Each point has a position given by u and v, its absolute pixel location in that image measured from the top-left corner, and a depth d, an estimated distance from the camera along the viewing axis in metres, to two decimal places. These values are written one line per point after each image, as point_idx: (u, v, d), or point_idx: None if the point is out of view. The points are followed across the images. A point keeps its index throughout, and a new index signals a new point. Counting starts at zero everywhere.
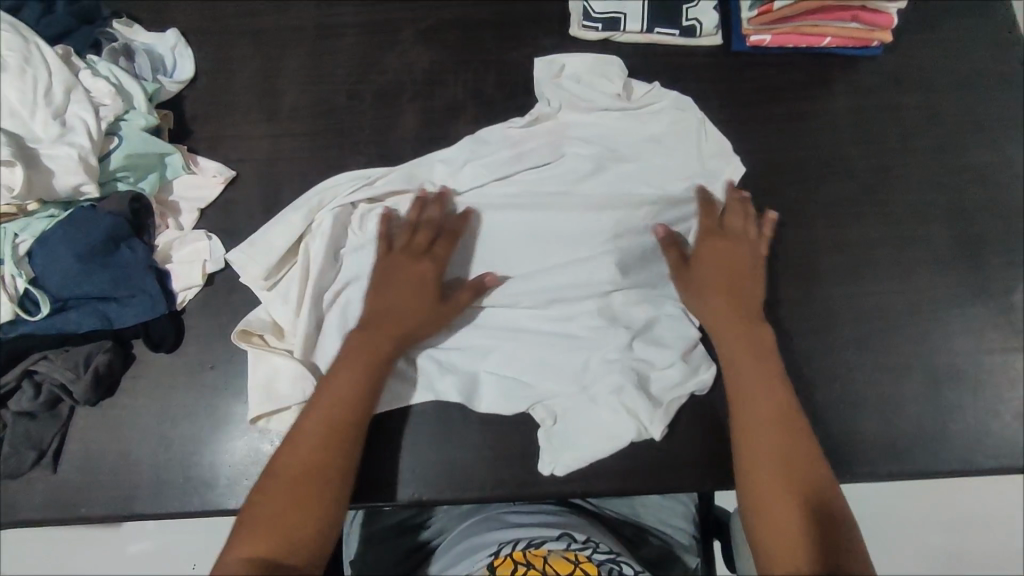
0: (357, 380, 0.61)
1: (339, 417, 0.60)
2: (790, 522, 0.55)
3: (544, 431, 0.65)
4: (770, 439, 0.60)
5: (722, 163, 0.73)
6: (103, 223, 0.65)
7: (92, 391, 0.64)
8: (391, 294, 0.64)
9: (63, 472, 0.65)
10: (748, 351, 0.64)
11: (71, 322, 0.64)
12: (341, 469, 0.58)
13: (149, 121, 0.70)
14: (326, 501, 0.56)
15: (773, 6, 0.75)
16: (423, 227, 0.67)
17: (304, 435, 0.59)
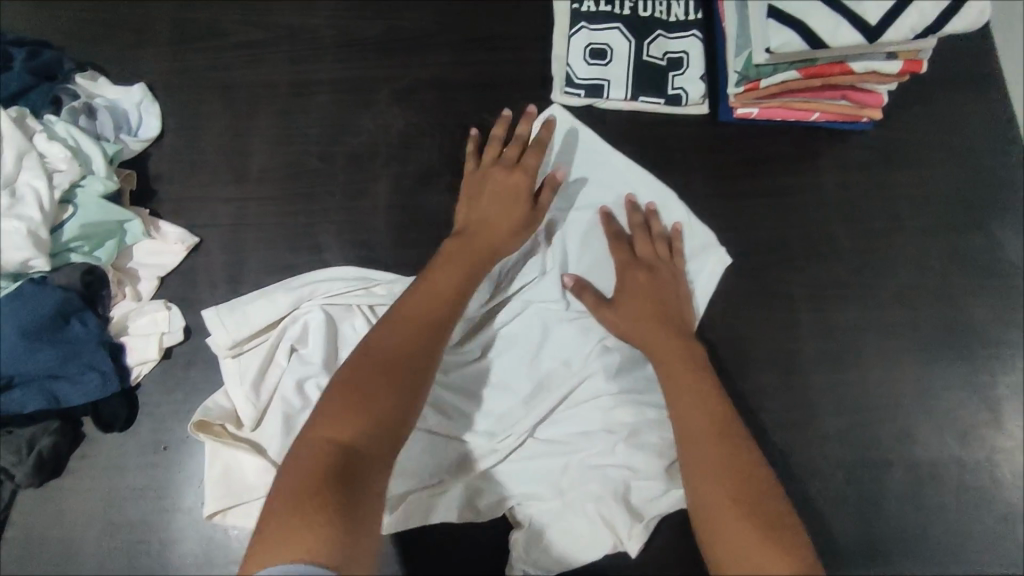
0: (455, 282, 0.62)
1: (429, 313, 0.59)
2: (742, 538, 0.50)
3: (519, 534, 0.63)
4: (700, 446, 0.57)
5: (709, 256, 0.72)
6: (53, 298, 0.61)
7: (36, 475, 0.61)
8: (488, 211, 0.67)
9: (2, 560, 0.62)
10: (678, 367, 0.63)
11: (15, 402, 0.61)
12: (419, 368, 0.55)
13: (107, 185, 0.67)
14: (409, 384, 0.53)
15: (758, 84, 0.70)
16: (511, 150, 0.71)
17: (383, 331, 0.57)
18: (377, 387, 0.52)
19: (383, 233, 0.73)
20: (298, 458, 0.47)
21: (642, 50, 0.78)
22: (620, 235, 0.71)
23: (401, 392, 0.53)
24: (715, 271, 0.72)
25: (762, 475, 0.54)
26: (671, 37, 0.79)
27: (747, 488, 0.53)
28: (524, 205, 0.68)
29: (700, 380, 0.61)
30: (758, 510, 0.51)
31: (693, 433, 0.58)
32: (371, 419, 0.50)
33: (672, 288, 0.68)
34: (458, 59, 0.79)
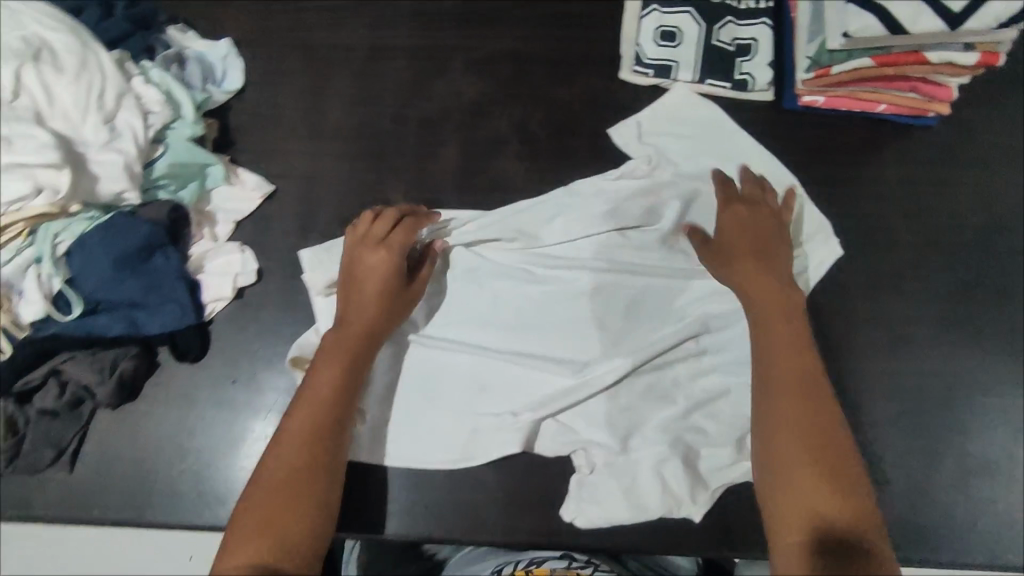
0: (337, 375, 0.62)
1: (321, 418, 0.60)
2: (807, 493, 0.54)
3: (578, 477, 0.66)
4: (783, 390, 0.59)
5: (812, 239, 0.74)
6: (142, 230, 0.65)
7: (115, 395, 0.65)
8: (355, 300, 0.66)
9: (79, 473, 0.66)
10: (770, 308, 0.64)
11: (100, 325, 0.65)
12: (327, 473, 0.58)
13: (195, 130, 0.70)
14: (322, 492, 0.57)
15: (829, 71, 0.72)
16: (382, 220, 0.68)
17: (284, 443, 0.59)
18: (291, 497, 0.56)
19: (451, 197, 0.76)
20: None
21: (712, 35, 0.79)
22: (727, 183, 0.72)
23: (312, 499, 0.56)
24: (814, 252, 0.73)
25: (838, 435, 0.57)
26: (741, 24, 0.79)
27: (820, 447, 0.56)
28: (397, 291, 0.67)
29: (798, 331, 0.62)
30: (830, 470, 0.54)
31: (780, 384, 0.59)
32: (289, 539, 0.54)
33: (777, 231, 0.69)
34: (530, 33, 0.82)
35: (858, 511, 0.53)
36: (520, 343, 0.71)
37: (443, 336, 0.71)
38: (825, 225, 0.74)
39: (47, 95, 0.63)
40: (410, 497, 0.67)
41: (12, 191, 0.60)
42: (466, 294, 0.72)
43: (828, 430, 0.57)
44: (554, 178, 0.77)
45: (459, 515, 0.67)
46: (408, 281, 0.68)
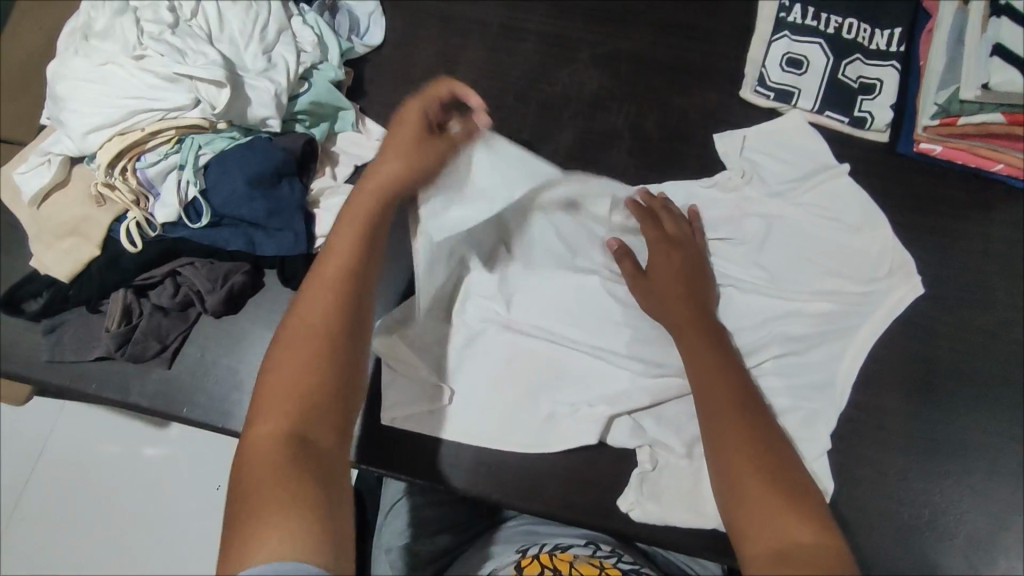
0: (362, 231, 0.59)
1: (341, 274, 0.56)
2: (759, 501, 0.53)
3: (640, 473, 0.67)
4: (723, 425, 0.59)
5: (893, 280, 0.74)
6: (277, 156, 0.69)
7: (223, 304, 0.69)
8: (387, 161, 0.63)
9: (176, 370, 0.70)
10: (698, 339, 0.64)
11: (222, 238, 0.69)
12: (346, 338, 0.54)
13: (337, 75, 0.75)
14: (343, 352, 0.53)
15: (957, 120, 0.74)
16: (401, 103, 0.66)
17: (307, 301, 0.55)
18: (309, 363, 0.51)
19: None
20: (252, 449, 0.46)
21: (839, 69, 0.80)
22: (651, 213, 0.72)
23: (331, 362, 0.52)
24: (902, 295, 0.73)
25: (782, 450, 0.57)
26: (868, 63, 0.80)
27: (758, 458, 0.56)
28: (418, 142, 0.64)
29: (705, 340, 0.64)
30: (780, 479, 0.55)
31: (715, 401, 0.60)
32: (311, 409, 0.49)
33: (701, 267, 0.71)
34: (657, 39, 0.84)
35: (814, 520, 0.52)
36: (600, 340, 0.71)
37: (527, 320, 0.72)
38: (912, 269, 0.74)
39: (218, 19, 0.69)
40: (474, 458, 0.69)
41: (172, 101, 0.66)
42: (549, 283, 0.73)
43: (769, 442, 0.58)
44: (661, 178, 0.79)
45: (520, 483, 0.68)
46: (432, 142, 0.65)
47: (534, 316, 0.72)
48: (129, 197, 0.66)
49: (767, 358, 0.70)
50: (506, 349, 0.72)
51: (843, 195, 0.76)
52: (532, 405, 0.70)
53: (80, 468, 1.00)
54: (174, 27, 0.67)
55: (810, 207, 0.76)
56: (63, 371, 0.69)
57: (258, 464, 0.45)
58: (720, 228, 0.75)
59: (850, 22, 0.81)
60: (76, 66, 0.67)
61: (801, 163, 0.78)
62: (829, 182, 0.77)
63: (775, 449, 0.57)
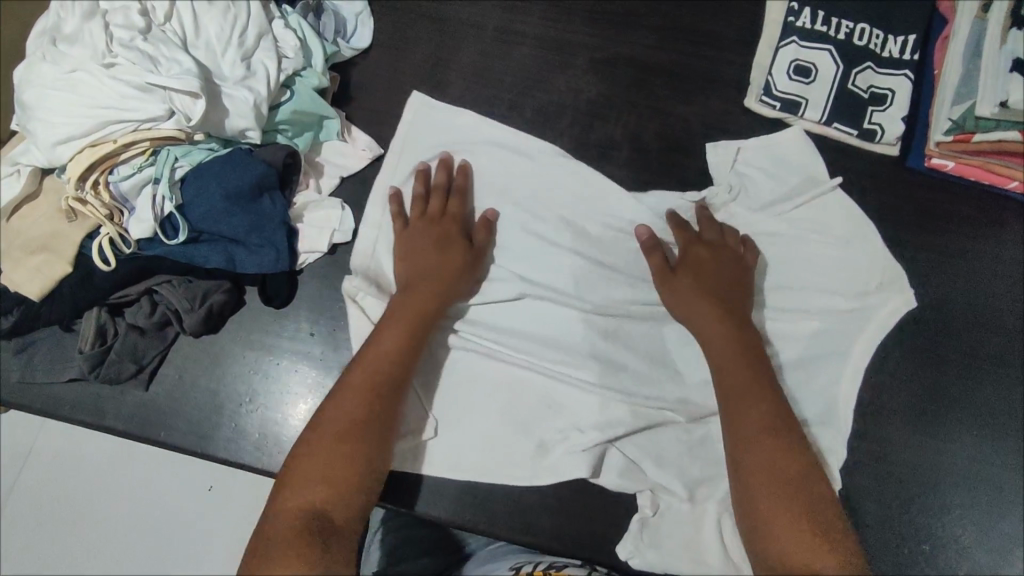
0: (400, 337, 0.61)
1: (380, 375, 0.59)
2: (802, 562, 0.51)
3: (641, 519, 0.65)
4: (760, 442, 0.57)
5: (898, 301, 0.71)
6: (256, 169, 0.66)
7: (201, 325, 0.66)
8: (422, 253, 0.66)
9: (153, 392, 0.67)
10: (731, 347, 0.63)
11: (200, 255, 0.66)
12: (378, 431, 0.56)
13: (321, 82, 0.71)
14: (371, 453, 0.55)
15: (971, 137, 0.71)
16: (434, 192, 0.70)
17: (347, 389, 0.57)
18: (346, 452, 0.54)
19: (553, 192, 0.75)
20: (273, 526, 0.50)
21: (849, 78, 0.76)
22: (685, 225, 0.70)
23: (361, 461, 0.55)
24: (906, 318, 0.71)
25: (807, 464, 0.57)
26: (880, 71, 0.76)
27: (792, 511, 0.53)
28: (453, 252, 0.66)
29: (752, 385, 0.61)
30: (820, 526, 0.53)
31: (760, 447, 0.57)
32: (336, 499, 0.53)
33: (742, 274, 0.68)
34: (660, 43, 0.80)
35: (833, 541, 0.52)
36: (591, 366, 0.68)
37: (521, 348, 0.69)
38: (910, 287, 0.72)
39: (195, 23, 0.65)
40: (462, 488, 0.67)
41: (144, 112, 0.62)
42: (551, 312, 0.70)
43: (801, 468, 0.56)
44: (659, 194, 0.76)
45: (508, 512, 0.66)
46: (463, 242, 0.68)
47: (525, 346, 0.69)
48: (102, 211, 0.63)
49: None
50: (505, 377, 0.69)
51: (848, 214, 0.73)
52: (527, 437, 0.67)
53: (63, 474, 0.98)
54: (146, 32, 0.63)
55: (815, 225, 0.73)
56: (38, 391, 0.67)
57: (281, 541, 0.49)
58: None
59: (862, 27, 0.77)
60: (43, 73, 0.63)
61: (808, 177, 0.75)
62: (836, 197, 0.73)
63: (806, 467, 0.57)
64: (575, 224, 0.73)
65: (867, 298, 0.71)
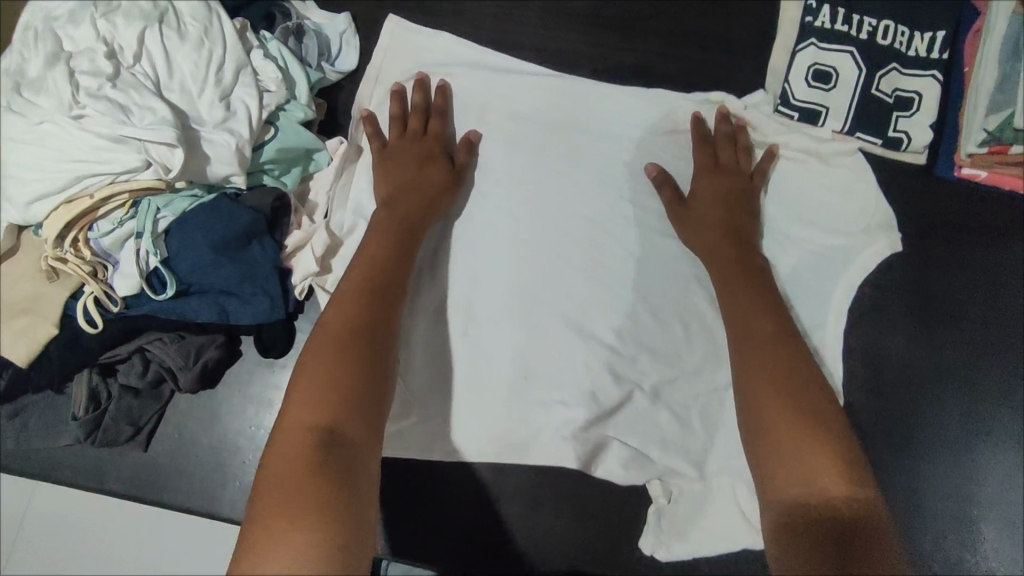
0: (389, 245, 0.63)
1: (378, 285, 0.59)
2: (800, 480, 0.49)
3: (656, 507, 0.65)
4: (761, 355, 0.57)
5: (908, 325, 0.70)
6: (242, 217, 0.63)
7: (198, 382, 0.64)
8: (401, 167, 0.68)
9: (153, 453, 0.65)
10: (731, 270, 0.64)
11: (191, 310, 0.62)
12: (379, 338, 0.55)
13: (307, 115, 0.67)
14: (376, 356, 0.53)
15: (1008, 149, 0.67)
16: (412, 114, 0.71)
17: (343, 299, 0.57)
18: (349, 360, 0.52)
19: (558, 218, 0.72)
20: (285, 441, 0.46)
21: (872, 83, 0.71)
22: (706, 139, 0.70)
23: (369, 363, 0.53)
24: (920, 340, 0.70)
25: (808, 367, 0.56)
26: (906, 73, 0.71)
27: (795, 429, 0.51)
28: (433, 168, 0.68)
29: (754, 321, 0.60)
30: (829, 428, 0.51)
31: (757, 366, 0.56)
32: (348, 403, 0.49)
33: (749, 200, 0.68)
34: (667, 50, 0.75)
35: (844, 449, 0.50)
36: (602, 403, 0.66)
37: (533, 387, 0.67)
38: (926, 305, 0.70)
39: (166, 62, 0.61)
40: (477, 537, 0.66)
41: (120, 163, 0.58)
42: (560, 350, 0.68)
43: (808, 377, 0.55)
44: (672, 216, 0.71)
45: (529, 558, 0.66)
46: (443, 161, 0.69)
47: (535, 388, 0.67)
48: (84, 268, 0.60)
49: None
50: (519, 419, 0.67)
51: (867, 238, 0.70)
52: (542, 478, 0.67)
53: None
54: (114, 78, 0.58)
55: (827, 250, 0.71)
56: (34, 456, 0.65)
57: (297, 451, 0.45)
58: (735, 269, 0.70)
59: (886, 25, 0.71)
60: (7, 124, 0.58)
61: (822, 195, 0.72)
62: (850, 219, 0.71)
63: (811, 371, 0.56)
64: (582, 255, 0.70)
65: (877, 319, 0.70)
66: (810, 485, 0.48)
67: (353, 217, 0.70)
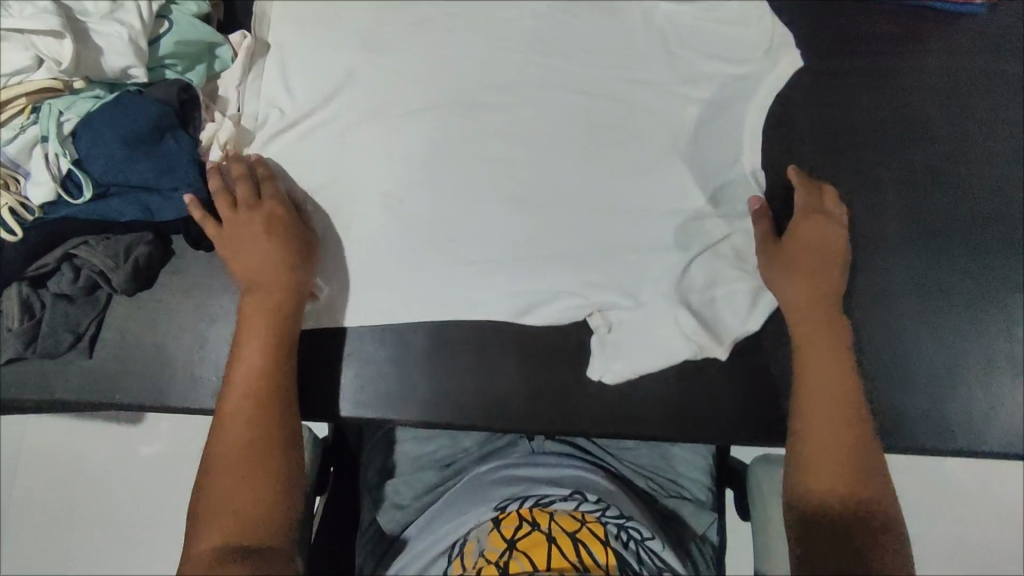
0: (260, 328, 0.60)
1: (254, 376, 0.59)
2: (839, 500, 0.55)
3: (597, 337, 0.66)
4: (832, 410, 0.58)
5: (817, 135, 0.71)
6: (150, 110, 0.63)
7: (132, 281, 0.64)
8: (258, 243, 0.62)
9: (98, 358, 0.65)
10: (821, 320, 0.62)
11: (113, 209, 0.62)
12: (274, 423, 0.57)
13: (201, 8, 0.67)
14: (279, 440, 0.57)
15: None
16: (237, 177, 0.65)
17: (229, 392, 0.58)
18: (254, 467, 0.55)
19: (465, 83, 0.71)
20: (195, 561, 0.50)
21: None
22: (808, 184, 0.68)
23: (271, 466, 0.56)
24: (826, 143, 0.71)
25: (869, 452, 0.57)
26: None
27: (848, 444, 0.57)
28: (273, 229, 0.63)
29: (836, 368, 0.60)
30: (856, 482, 0.56)
31: (828, 414, 0.58)
32: (258, 505, 0.54)
33: (831, 258, 0.65)
34: None
35: (865, 503, 0.55)
36: (532, 250, 0.67)
37: (462, 240, 0.68)
38: (830, 113, 0.72)
39: None
40: (425, 389, 0.66)
41: (11, 65, 0.59)
42: (484, 206, 0.68)
43: (863, 445, 0.57)
44: (578, 67, 0.72)
45: (479, 404, 0.66)
46: (275, 205, 0.64)
47: (464, 246, 0.68)
48: None
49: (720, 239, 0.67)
50: (448, 272, 0.67)
51: (773, 60, 0.72)
52: (480, 325, 0.67)
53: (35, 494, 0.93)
54: None
55: (736, 79, 0.71)
56: None
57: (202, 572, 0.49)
58: (645, 102, 0.71)
59: None
60: None
61: (718, 26, 0.73)
62: (747, 46, 0.72)
63: (866, 451, 0.57)
64: (501, 116, 0.71)
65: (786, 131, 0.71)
66: (861, 488, 0.55)
67: (265, 108, 0.70)
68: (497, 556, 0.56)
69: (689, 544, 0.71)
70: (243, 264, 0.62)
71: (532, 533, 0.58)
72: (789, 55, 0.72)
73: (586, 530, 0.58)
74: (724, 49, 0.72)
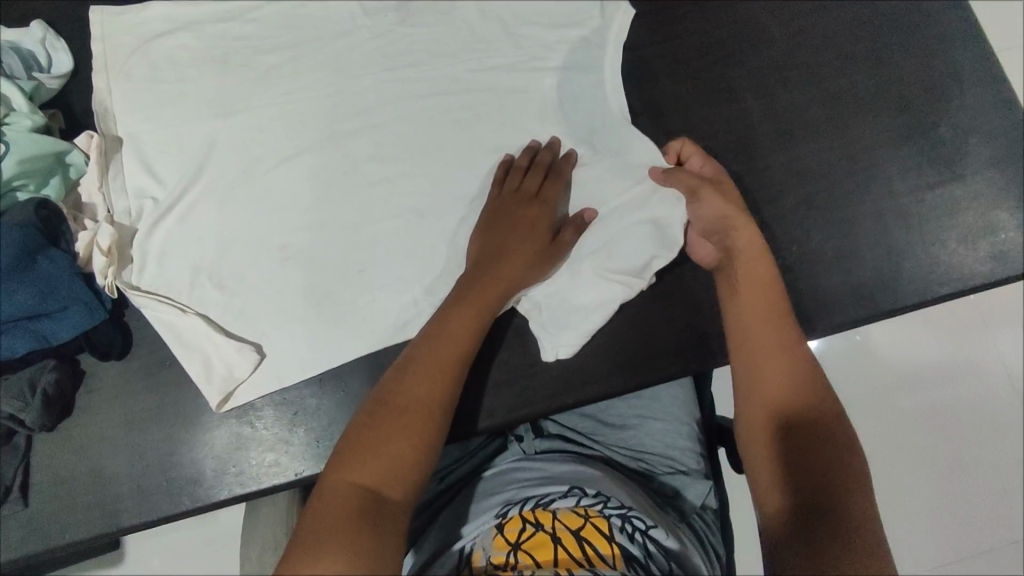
0: (500, 286, 0.63)
1: (474, 322, 0.61)
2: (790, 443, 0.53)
3: (535, 322, 0.66)
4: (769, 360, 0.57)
5: (670, 69, 0.75)
6: (11, 237, 0.59)
7: (46, 414, 0.61)
8: (507, 223, 0.65)
9: (36, 503, 0.62)
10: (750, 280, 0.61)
11: (4, 348, 0.60)
12: (448, 383, 0.57)
13: (36, 121, 0.65)
14: (437, 412, 0.56)
15: None
16: (534, 168, 0.68)
17: (438, 336, 0.59)
18: (390, 431, 0.54)
19: (327, 117, 0.72)
20: (327, 499, 0.50)
21: None
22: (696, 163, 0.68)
23: (420, 430, 0.54)
24: (679, 72, 0.75)
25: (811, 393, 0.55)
26: None
27: (800, 371, 0.56)
28: (544, 215, 0.66)
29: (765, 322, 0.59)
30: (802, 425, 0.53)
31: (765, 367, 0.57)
32: (389, 473, 0.52)
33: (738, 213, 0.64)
34: None
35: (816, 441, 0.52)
36: (442, 255, 0.68)
37: (371, 268, 0.68)
38: (674, 46, 0.75)
39: None
40: None
41: None
42: (380, 226, 0.69)
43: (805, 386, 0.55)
44: (431, 71, 0.73)
45: None
46: (543, 196, 0.67)
47: (374, 272, 0.67)
48: None
49: (610, 189, 0.70)
50: (365, 303, 0.67)
51: (608, 17, 0.75)
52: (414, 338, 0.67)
53: None
54: None
55: (580, 39, 0.74)
56: None
57: (335, 516, 0.49)
58: (502, 86, 0.73)
59: None
60: None
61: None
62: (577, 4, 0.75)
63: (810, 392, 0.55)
64: (373, 138, 0.71)
65: (641, 73, 0.75)
66: (807, 406, 0.54)
67: (137, 200, 0.69)
68: (504, 560, 0.55)
69: (692, 518, 0.67)
70: (487, 248, 0.65)
71: (538, 533, 0.56)
72: (621, 6, 0.75)
73: (590, 527, 0.56)
74: (558, 15, 0.75)
